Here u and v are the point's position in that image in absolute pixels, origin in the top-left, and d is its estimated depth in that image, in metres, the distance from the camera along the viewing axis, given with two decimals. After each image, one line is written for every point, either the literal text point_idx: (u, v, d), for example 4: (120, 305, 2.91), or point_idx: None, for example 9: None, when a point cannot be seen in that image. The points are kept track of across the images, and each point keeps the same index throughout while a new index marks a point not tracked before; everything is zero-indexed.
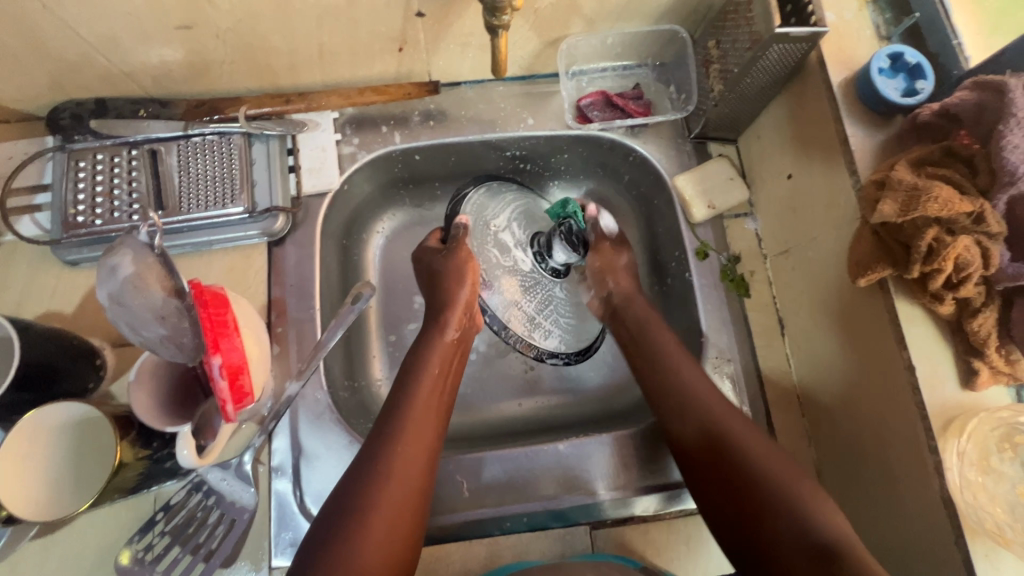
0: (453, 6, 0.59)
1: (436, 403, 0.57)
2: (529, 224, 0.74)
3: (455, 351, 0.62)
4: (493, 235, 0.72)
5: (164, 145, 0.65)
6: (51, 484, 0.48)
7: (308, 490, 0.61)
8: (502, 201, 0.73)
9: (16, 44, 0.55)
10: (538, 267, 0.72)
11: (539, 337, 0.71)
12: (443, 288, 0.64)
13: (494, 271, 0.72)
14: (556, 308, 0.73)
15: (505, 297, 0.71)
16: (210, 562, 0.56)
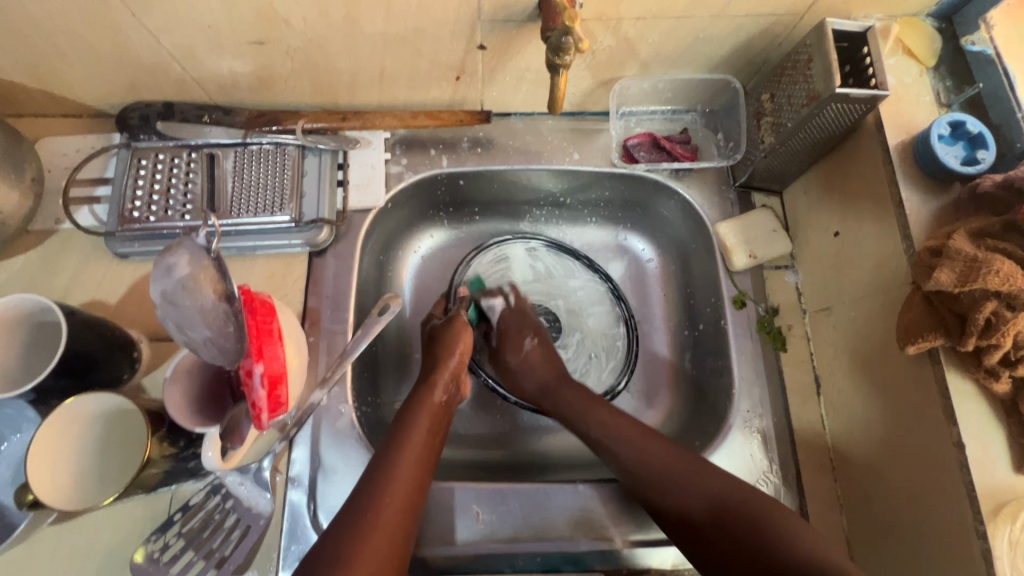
0: (514, 41, 0.61)
1: (429, 447, 0.58)
2: (563, 288, 0.79)
3: (442, 414, 0.62)
4: (508, 288, 0.77)
5: (222, 151, 0.68)
6: (77, 476, 0.48)
7: (322, 504, 0.60)
8: (541, 255, 0.79)
9: (102, 45, 0.59)
10: (573, 334, 0.77)
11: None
12: (435, 354, 0.65)
13: (481, 337, 0.75)
14: (581, 371, 0.75)
15: (491, 362, 0.74)
16: (218, 570, 0.55)
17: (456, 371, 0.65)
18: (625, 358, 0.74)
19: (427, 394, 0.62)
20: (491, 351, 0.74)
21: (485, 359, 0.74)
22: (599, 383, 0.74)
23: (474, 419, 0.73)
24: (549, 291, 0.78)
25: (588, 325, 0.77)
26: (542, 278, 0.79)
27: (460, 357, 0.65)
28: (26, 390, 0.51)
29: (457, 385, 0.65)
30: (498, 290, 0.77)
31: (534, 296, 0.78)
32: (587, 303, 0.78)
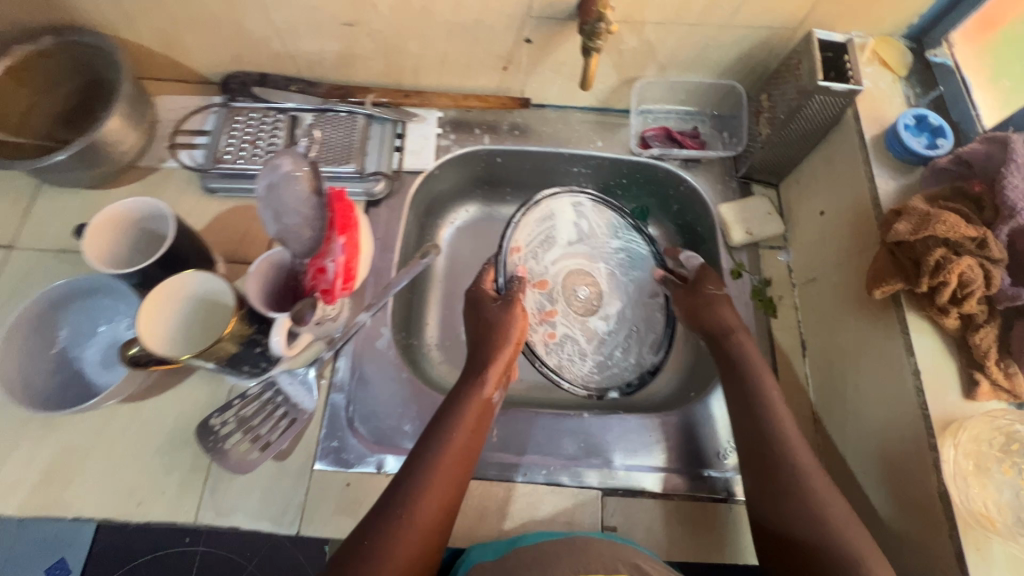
0: (555, 38, 0.74)
1: (473, 443, 0.59)
2: (608, 254, 0.83)
3: (488, 411, 0.62)
4: (551, 249, 0.80)
5: (303, 114, 0.81)
6: (177, 339, 0.58)
7: (358, 408, 0.69)
8: (587, 213, 0.82)
9: (224, 19, 0.74)
10: (612, 304, 0.81)
11: (589, 382, 0.76)
12: (489, 345, 0.65)
13: (530, 312, 0.76)
14: (623, 344, 0.79)
15: (539, 336, 0.76)
16: (264, 454, 0.64)
17: (513, 357, 0.66)
18: (663, 332, 0.79)
19: (479, 387, 0.62)
20: (537, 324, 0.77)
21: (534, 333, 0.76)
22: (641, 358, 0.78)
23: None
24: (591, 252, 0.82)
25: (628, 296, 0.82)
26: (586, 239, 0.82)
27: (513, 345, 0.66)
28: (133, 273, 0.61)
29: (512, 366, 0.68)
30: (544, 252, 0.79)
31: (575, 259, 0.81)
32: (630, 269, 0.83)
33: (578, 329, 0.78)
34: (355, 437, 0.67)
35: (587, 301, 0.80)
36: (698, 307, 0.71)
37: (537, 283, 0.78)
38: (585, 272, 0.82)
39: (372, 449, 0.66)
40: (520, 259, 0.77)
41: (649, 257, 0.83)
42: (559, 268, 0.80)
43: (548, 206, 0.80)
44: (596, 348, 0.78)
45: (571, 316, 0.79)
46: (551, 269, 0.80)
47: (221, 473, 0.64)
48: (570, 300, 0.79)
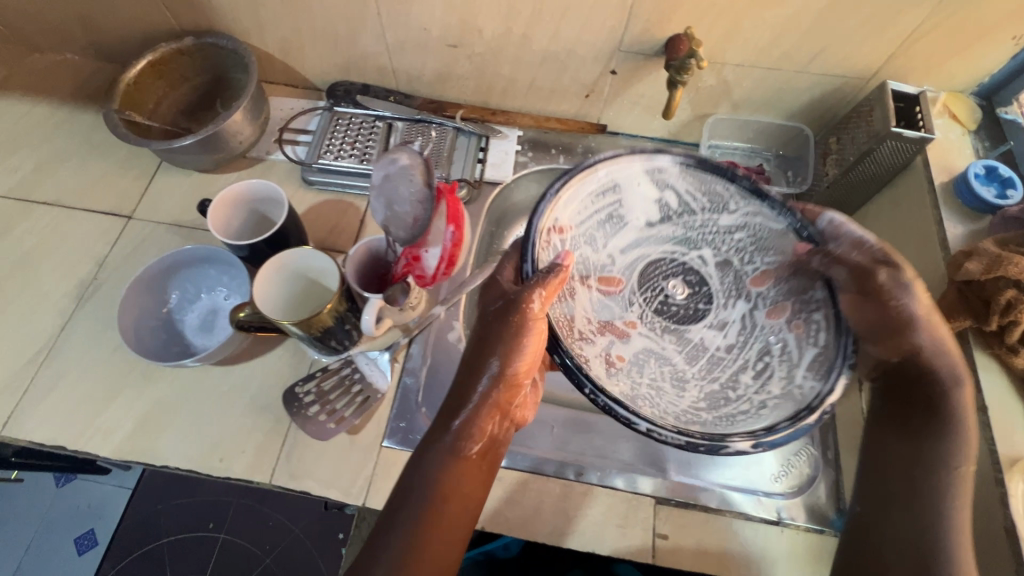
0: (639, 72, 0.81)
1: (455, 512, 0.52)
2: (721, 237, 0.60)
3: (478, 465, 0.54)
4: (627, 222, 0.59)
5: (398, 122, 0.89)
6: (278, 306, 0.66)
7: (426, 393, 0.72)
8: (673, 181, 0.58)
9: (344, 34, 0.83)
10: (732, 307, 0.59)
11: (692, 423, 0.48)
12: (472, 377, 0.55)
13: (591, 318, 0.56)
14: (758, 369, 0.54)
15: (605, 353, 0.53)
16: (338, 426, 0.69)
17: (516, 384, 0.55)
18: (832, 352, 0.50)
19: (457, 436, 0.53)
20: (599, 335, 0.54)
21: (599, 348, 0.53)
22: (800, 386, 0.50)
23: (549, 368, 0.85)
24: (690, 233, 0.60)
25: (761, 296, 0.58)
26: (676, 218, 0.60)
27: (504, 367, 0.54)
28: (245, 246, 0.68)
29: (523, 398, 0.58)
30: (603, 235, 0.59)
31: (662, 246, 0.61)
32: (762, 253, 0.58)
33: (666, 345, 0.57)
34: (422, 421, 0.70)
35: (684, 303, 0.59)
36: (863, 314, 0.54)
37: (602, 278, 0.58)
38: (676, 263, 0.61)
39: None
40: (564, 242, 0.55)
41: (789, 235, 0.56)
42: (637, 258, 0.60)
43: (611, 175, 0.56)
44: (703, 372, 0.55)
45: (663, 325, 0.58)
46: (619, 259, 0.60)
47: (297, 440, 0.68)
48: (657, 302, 0.59)
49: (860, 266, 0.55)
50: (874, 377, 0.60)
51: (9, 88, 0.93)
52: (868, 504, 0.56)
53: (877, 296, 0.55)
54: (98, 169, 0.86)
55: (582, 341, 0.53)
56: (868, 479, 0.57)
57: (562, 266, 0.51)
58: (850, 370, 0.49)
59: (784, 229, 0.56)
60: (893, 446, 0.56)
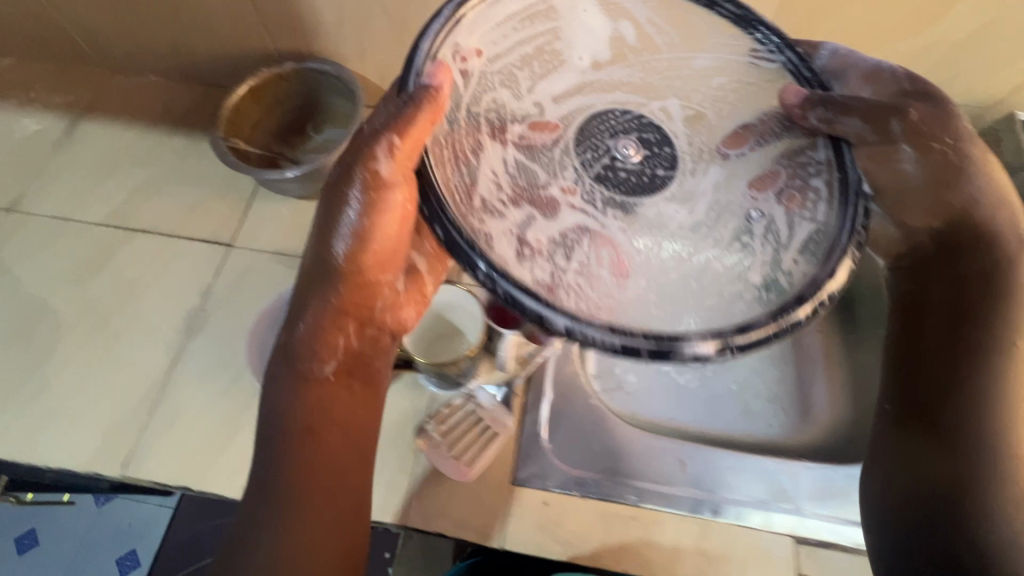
0: None
1: (333, 426, 0.49)
2: (690, 90, 0.50)
3: (337, 387, 0.51)
4: (500, 39, 0.48)
5: None
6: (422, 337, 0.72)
7: (551, 428, 0.71)
8: (632, 12, 0.52)
9: None
10: (700, 176, 0.47)
11: (636, 325, 0.40)
12: (323, 258, 0.52)
13: (500, 176, 0.44)
14: (746, 244, 0.45)
15: (516, 228, 0.42)
16: (473, 467, 0.66)
17: (369, 262, 0.52)
18: (835, 226, 0.44)
19: (304, 337, 0.51)
20: (511, 205, 0.43)
21: (507, 224, 0.42)
22: (790, 275, 0.43)
23: (652, 400, 0.89)
24: (648, 88, 0.50)
25: (737, 169, 0.48)
26: (636, 60, 0.51)
27: (350, 247, 0.51)
28: None
29: (398, 300, 0.57)
30: (528, 75, 0.49)
31: (637, 100, 0.49)
32: (739, 126, 0.49)
33: (608, 221, 0.44)
34: (550, 459, 0.68)
35: (638, 169, 0.47)
36: (885, 162, 0.50)
37: (528, 141, 0.46)
38: (628, 114, 0.49)
39: (567, 469, 0.68)
40: (469, 71, 0.47)
41: (787, 77, 0.51)
42: (581, 112, 0.48)
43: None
44: (651, 261, 0.44)
45: (606, 197, 0.45)
46: (550, 109, 0.48)
47: (425, 480, 0.67)
48: (601, 167, 0.46)
49: (867, 107, 0.49)
50: (925, 254, 0.57)
51: (95, 111, 0.92)
52: (925, 396, 0.54)
53: (869, 112, 0.49)
54: (191, 195, 0.85)
55: (485, 215, 0.42)
56: (909, 382, 0.55)
57: (437, 94, 0.44)
58: (852, 248, 0.43)
59: (781, 70, 0.51)
60: (937, 358, 0.54)
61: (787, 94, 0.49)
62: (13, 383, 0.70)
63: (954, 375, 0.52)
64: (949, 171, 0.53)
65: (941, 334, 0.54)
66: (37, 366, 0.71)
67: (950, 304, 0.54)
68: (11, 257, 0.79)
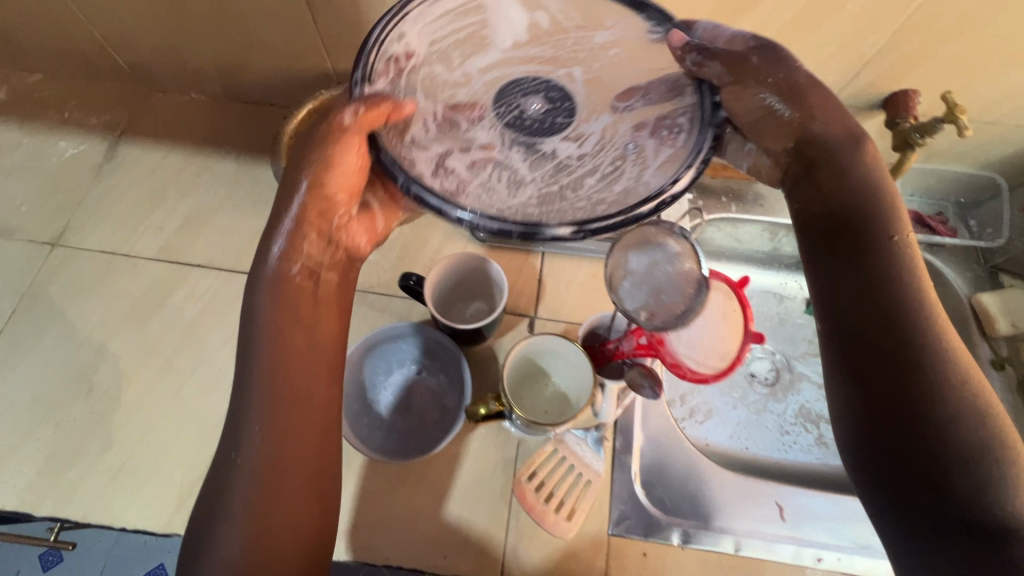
0: None
1: (302, 369, 0.47)
2: (587, 55, 0.53)
3: (303, 327, 0.48)
4: (427, 24, 0.52)
5: None
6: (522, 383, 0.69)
7: (644, 473, 0.69)
8: (545, 3, 0.54)
9: None
10: (594, 122, 0.50)
11: (514, 215, 0.44)
12: (283, 202, 0.50)
13: (433, 120, 0.49)
14: (621, 165, 0.47)
15: (437, 156, 0.46)
16: (570, 521, 0.64)
17: (330, 201, 0.50)
18: (684, 158, 0.46)
19: (280, 260, 0.48)
20: (437, 140, 0.48)
21: (428, 153, 0.47)
22: (639, 185, 0.46)
23: (730, 429, 0.87)
24: (557, 52, 0.53)
25: (621, 108, 0.51)
26: (546, 40, 0.54)
27: (320, 177, 0.49)
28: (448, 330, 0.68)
29: (350, 222, 0.53)
30: (460, 54, 0.52)
31: (526, 66, 0.52)
32: (630, 66, 0.52)
33: (512, 154, 0.48)
34: (646, 505, 0.66)
35: (540, 116, 0.50)
36: (744, 100, 0.50)
37: (453, 98, 0.50)
38: (539, 79, 0.52)
39: (666, 520, 0.66)
40: (414, 54, 0.51)
41: (661, 42, 0.52)
42: (500, 76, 0.52)
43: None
44: (545, 177, 0.47)
45: (512, 136, 0.49)
46: (476, 80, 0.51)
47: (520, 532, 0.65)
48: (509, 115, 0.50)
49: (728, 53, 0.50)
50: (790, 174, 0.51)
51: (135, 132, 0.86)
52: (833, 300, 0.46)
53: (767, 61, 0.50)
54: (246, 225, 0.80)
55: (412, 147, 0.47)
56: (818, 282, 0.48)
57: (399, 104, 0.47)
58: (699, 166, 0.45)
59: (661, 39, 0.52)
60: (828, 244, 0.48)
61: (673, 38, 0.50)
62: (76, 438, 0.66)
63: (886, 297, 0.44)
64: (820, 103, 0.50)
65: (838, 258, 0.47)
66: (102, 419, 0.67)
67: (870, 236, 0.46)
68: (62, 297, 0.74)
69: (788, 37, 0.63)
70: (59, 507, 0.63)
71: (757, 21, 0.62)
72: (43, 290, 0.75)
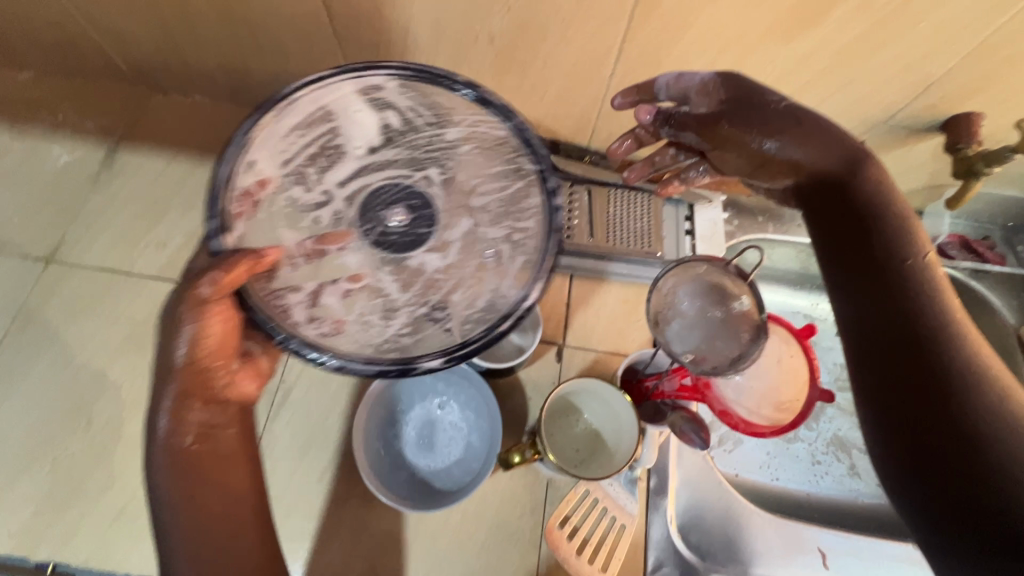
0: (896, 145, 0.71)
1: (215, 532, 0.44)
2: (446, 154, 0.49)
3: (212, 489, 0.45)
4: (283, 140, 0.47)
5: (600, 187, 0.76)
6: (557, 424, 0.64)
7: (680, 512, 0.66)
8: (394, 100, 0.49)
9: (553, 93, 0.71)
10: (455, 227, 0.47)
11: (390, 351, 0.43)
12: (161, 366, 0.44)
13: (291, 247, 0.45)
14: (480, 278, 0.46)
15: (307, 298, 0.43)
16: (606, 571, 0.60)
17: (208, 370, 0.44)
18: (533, 274, 0.45)
19: (169, 434, 0.44)
20: (307, 271, 0.44)
21: (297, 292, 0.44)
22: (500, 299, 0.45)
23: (761, 461, 0.83)
24: (414, 154, 0.49)
25: (483, 209, 0.48)
26: (400, 140, 0.49)
27: (190, 352, 0.43)
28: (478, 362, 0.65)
29: (234, 374, 0.46)
30: (316, 169, 0.47)
31: (383, 173, 0.48)
32: (489, 163, 0.49)
33: (383, 279, 0.45)
34: (683, 548, 0.63)
35: (403, 231, 0.47)
36: (728, 162, 0.53)
37: (314, 220, 0.46)
38: (399, 185, 0.48)
39: (702, 564, 0.63)
40: (269, 184, 0.46)
41: (512, 142, 0.48)
42: (359, 184, 0.48)
43: (319, 100, 0.47)
44: (416, 297, 0.45)
45: (379, 258, 0.46)
46: (335, 196, 0.47)
47: None
48: (373, 232, 0.46)
49: (699, 118, 0.53)
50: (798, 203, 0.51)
51: (134, 138, 0.80)
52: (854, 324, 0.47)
53: (737, 121, 0.50)
54: None
55: (280, 290, 0.43)
56: (838, 306, 0.48)
57: (259, 255, 0.42)
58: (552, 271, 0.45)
59: (506, 135, 0.49)
60: (844, 268, 0.48)
61: (642, 114, 0.55)
62: (74, 475, 0.62)
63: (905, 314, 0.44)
64: (811, 129, 0.48)
65: (856, 280, 0.47)
66: (100, 454, 0.63)
67: (898, 242, 0.46)
68: (59, 319, 0.69)
69: (852, 55, 0.58)
70: (57, 551, 0.59)
71: (820, 37, 0.56)
72: (38, 310, 0.70)
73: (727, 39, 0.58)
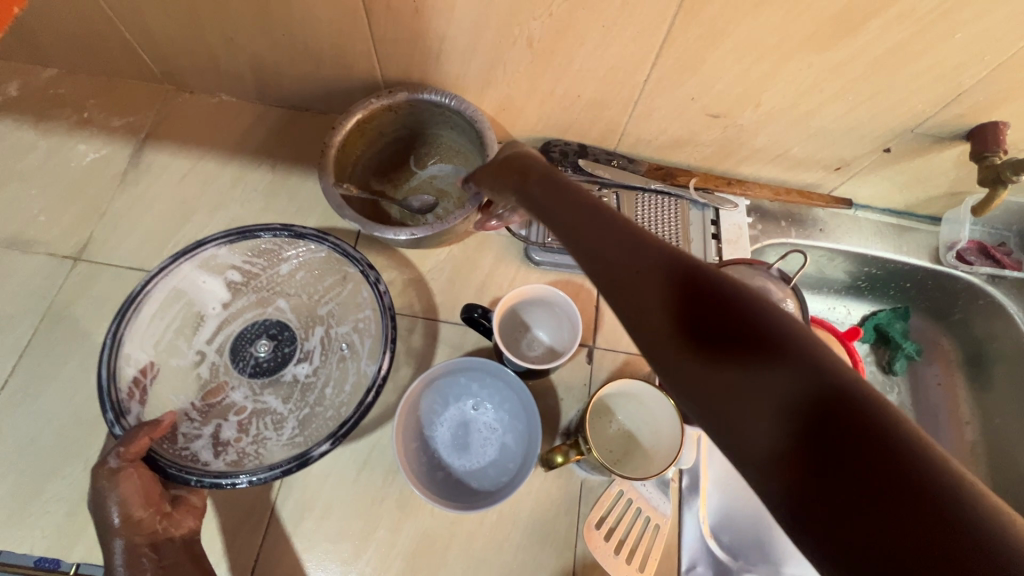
0: (920, 152, 0.72)
1: None
2: (286, 285, 0.66)
3: None
4: (153, 327, 0.59)
5: (627, 191, 0.80)
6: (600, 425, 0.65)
7: (711, 514, 0.66)
8: (228, 263, 0.63)
9: (586, 97, 0.72)
10: (312, 336, 0.65)
11: (289, 449, 0.55)
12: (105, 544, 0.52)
13: (184, 412, 0.58)
14: (341, 368, 0.62)
15: (211, 437, 0.57)
16: (644, 571, 0.60)
17: (144, 521, 0.52)
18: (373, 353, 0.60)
19: None
20: (202, 423, 0.58)
21: (203, 438, 0.56)
22: (359, 374, 0.60)
23: None
24: (267, 296, 0.66)
25: (327, 317, 0.65)
26: (247, 289, 0.65)
27: (124, 515, 0.51)
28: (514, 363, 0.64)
29: (172, 515, 0.54)
30: (186, 338, 0.61)
31: (243, 321, 0.65)
32: (320, 280, 0.66)
33: (268, 399, 0.61)
34: (716, 551, 0.64)
35: (270, 356, 0.63)
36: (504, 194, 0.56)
37: (197, 378, 0.61)
38: (258, 323, 0.65)
39: (736, 564, 0.63)
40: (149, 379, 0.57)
41: (330, 264, 0.65)
42: (225, 337, 0.63)
43: (168, 287, 0.60)
44: (297, 402, 0.60)
45: (257, 384, 0.61)
46: (211, 353, 0.62)
47: None
48: (247, 366, 0.62)
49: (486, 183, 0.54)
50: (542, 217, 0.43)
51: (161, 136, 0.80)
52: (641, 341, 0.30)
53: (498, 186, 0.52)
54: None
55: (187, 440, 0.56)
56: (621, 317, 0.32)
57: (157, 422, 0.53)
58: (390, 342, 0.57)
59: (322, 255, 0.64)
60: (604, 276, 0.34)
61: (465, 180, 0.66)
62: None
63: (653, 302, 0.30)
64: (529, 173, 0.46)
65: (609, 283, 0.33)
66: None
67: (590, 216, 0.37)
68: (87, 318, 0.69)
69: (886, 64, 0.59)
70: (88, 554, 0.58)
71: (857, 46, 0.57)
72: (66, 308, 0.69)
73: (765, 47, 0.59)
